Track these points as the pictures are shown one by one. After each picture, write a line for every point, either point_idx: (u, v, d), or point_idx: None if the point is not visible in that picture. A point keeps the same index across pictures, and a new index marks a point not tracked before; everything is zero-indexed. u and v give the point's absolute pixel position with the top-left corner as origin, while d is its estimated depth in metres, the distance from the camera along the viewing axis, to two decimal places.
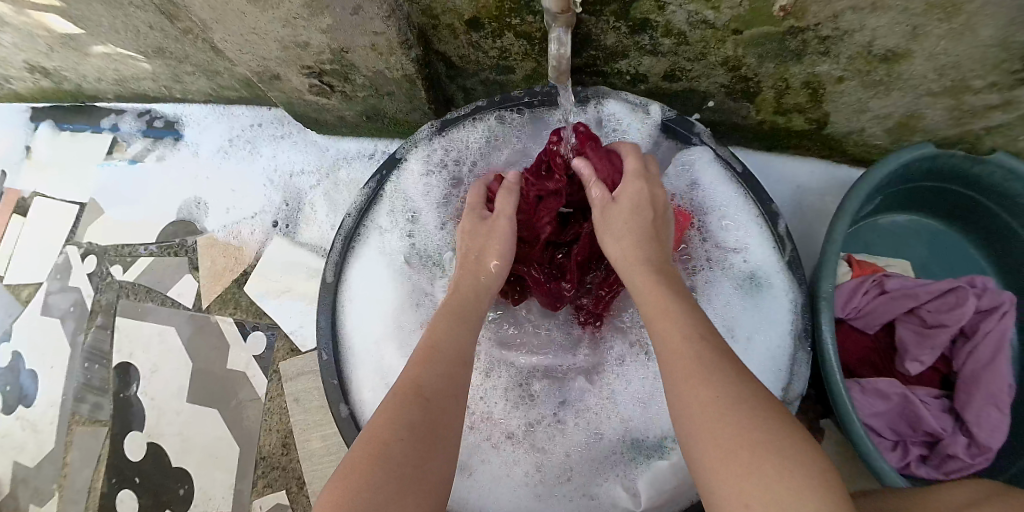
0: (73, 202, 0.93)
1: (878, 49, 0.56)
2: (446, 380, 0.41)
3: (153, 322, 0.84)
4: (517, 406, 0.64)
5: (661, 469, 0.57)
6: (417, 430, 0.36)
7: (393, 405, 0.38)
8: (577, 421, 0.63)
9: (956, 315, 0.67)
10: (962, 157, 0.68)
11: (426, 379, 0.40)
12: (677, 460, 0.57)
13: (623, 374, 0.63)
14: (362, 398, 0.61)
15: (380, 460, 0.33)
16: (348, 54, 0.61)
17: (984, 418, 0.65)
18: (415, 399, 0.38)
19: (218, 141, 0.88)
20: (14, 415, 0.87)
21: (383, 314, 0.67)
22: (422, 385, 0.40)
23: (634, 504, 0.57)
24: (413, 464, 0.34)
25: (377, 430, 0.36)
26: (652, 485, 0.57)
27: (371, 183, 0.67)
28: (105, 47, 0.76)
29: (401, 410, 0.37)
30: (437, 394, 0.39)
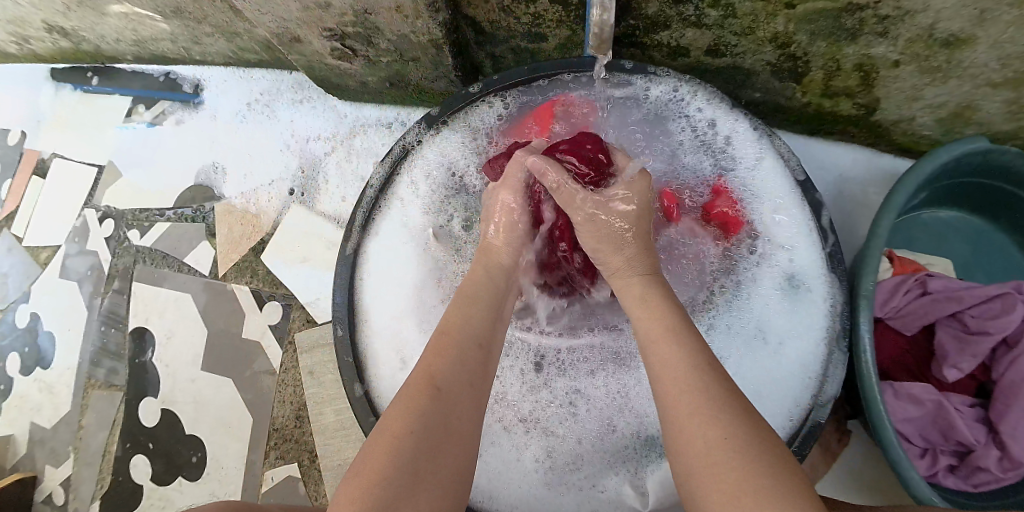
0: (91, 165, 0.92)
1: (940, 33, 0.51)
2: (469, 364, 0.39)
3: (169, 288, 0.83)
4: (527, 375, 0.61)
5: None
6: (434, 423, 0.34)
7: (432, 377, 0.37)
8: (590, 409, 0.59)
9: (1002, 323, 0.63)
10: (1017, 154, 0.64)
11: (445, 366, 0.38)
12: None
13: (637, 369, 0.60)
14: (379, 374, 0.60)
15: (393, 451, 0.32)
16: (372, 17, 0.58)
17: (1022, 431, 0.61)
18: (427, 391, 0.35)
19: (236, 104, 0.86)
20: (32, 376, 0.88)
21: (406, 289, 0.65)
22: (439, 372, 0.37)
23: (641, 504, 0.55)
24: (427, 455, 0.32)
25: (392, 423, 0.34)
26: (663, 483, 0.55)
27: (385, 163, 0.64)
28: (123, 6, 0.74)
29: (417, 402, 0.34)
30: (456, 386, 0.37)
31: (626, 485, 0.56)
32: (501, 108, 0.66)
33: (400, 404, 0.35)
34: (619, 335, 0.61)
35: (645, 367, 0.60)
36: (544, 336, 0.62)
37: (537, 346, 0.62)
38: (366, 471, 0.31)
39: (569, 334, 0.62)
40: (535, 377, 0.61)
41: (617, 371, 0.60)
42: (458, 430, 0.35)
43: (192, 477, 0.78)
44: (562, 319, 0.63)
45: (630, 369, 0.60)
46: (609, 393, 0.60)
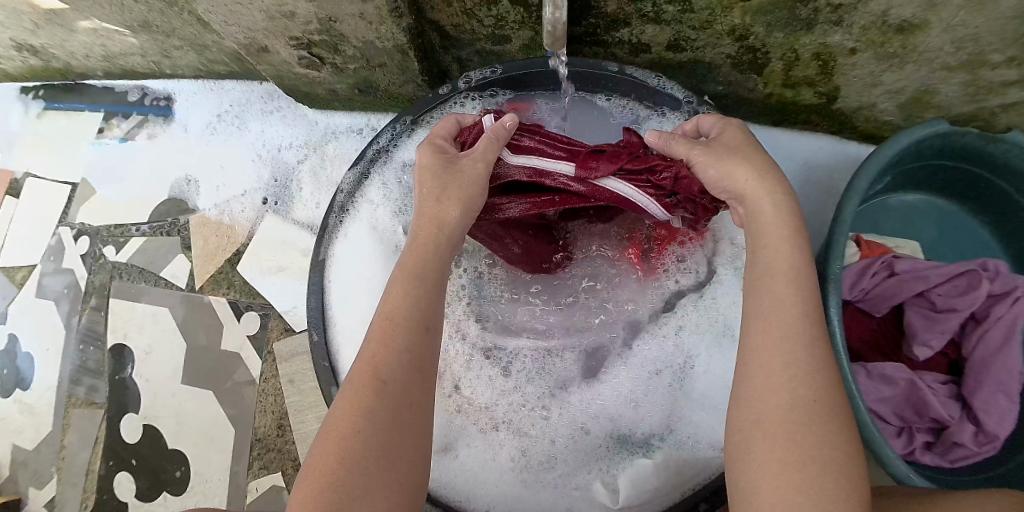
0: (65, 182, 0.92)
1: (893, 19, 0.52)
2: (410, 354, 0.38)
3: (146, 303, 0.83)
4: (496, 380, 0.62)
5: (645, 467, 0.54)
6: (382, 422, 0.35)
7: (373, 369, 0.37)
8: (563, 409, 0.60)
9: (968, 300, 0.64)
10: (977, 134, 0.65)
11: (388, 360, 0.37)
12: (660, 459, 0.55)
13: (605, 371, 0.61)
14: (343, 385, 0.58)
15: (344, 455, 0.33)
16: (337, 24, 0.59)
17: (992, 405, 0.63)
18: (373, 387, 0.36)
19: (208, 117, 0.87)
20: (11, 398, 0.87)
21: (374, 292, 0.65)
22: (382, 367, 0.36)
23: (612, 501, 0.54)
24: (379, 456, 0.33)
25: (339, 420, 0.35)
26: (634, 483, 0.54)
27: (349, 177, 0.65)
28: (91, 22, 0.74)
29: (362, 401, 0.35)
30: (400, 376, 0.36)
31: (597, 483, 0.56)
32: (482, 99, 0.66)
33: (346, 396, 0.36)
34: (590, 332, 0.63)
35: (619, 371, 0.60)
36: (517, 336, 0.63)
37: (512, 346, 0.63)
38: (318, 473, 0.33)
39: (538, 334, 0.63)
40: (505, 381, 0.62)
41: (586, 372, 0.61)
42: (412, 421, 0.36)
43: (176, 492, 0.77)
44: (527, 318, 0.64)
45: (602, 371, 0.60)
46: (583, 397, 0.60)
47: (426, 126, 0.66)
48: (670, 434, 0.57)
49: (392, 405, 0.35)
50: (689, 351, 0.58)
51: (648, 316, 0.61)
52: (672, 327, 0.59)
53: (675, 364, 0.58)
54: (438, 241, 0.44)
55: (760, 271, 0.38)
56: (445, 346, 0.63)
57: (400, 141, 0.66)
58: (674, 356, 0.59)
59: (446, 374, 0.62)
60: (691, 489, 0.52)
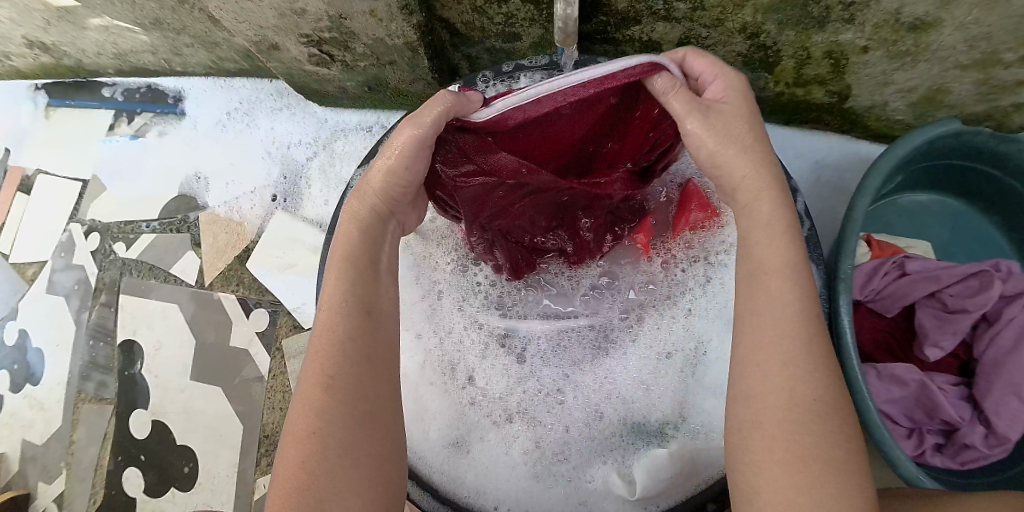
0: (76, 179, 0.92)
1: (906, 17, 0.52)
2: (354, 347, 0.37)
3: (155, 299, 0.83)
4: (511, 368, 0.61)
5: (660, 459, 0.53)
6: (341, 423, 0.34)
7: (321, 373, 0.36)
8: (577, 393, 0.60)
9: (980, 300, 0.63)
10: (990, 134, 0.65)
11: (335, 358, 0.36)
12: (676, 448, 0.54)
13: (619, 354, 0.60)
14: None
15: (305, 463, 0.33)
16: (347, 21, 0.59)
17: (1004, 408, 0.62)
18: (325, 388, 0.35)
19: (217, 114, 0.87)
20: (22, 393, 0.87)
21: None
22: (330, 367, 0.36)
23: (629, 492, 0.53)
24: (342, 458, 0.33)
25: (297, 425, 0.35)
26: (649, 476, 0.53)
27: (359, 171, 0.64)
28: (102, 19, 0.75)
29: (316, 403, 0.34)
30: (349, 373, 0.36)
31: (613, 473, 0.55)
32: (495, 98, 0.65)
33: (300, 402, 0.36)
34: (605, 315, 0.62)
35: (629, 352, 0.60)
36: (528, 320, 0.62)
37: (529, 331, 0.62)
38: (284, 484, 0.33)
39: (546, 316, 0.63)
40: (520, 368, 0.61)
41: (602, 357, 0.61)
42: (374, 414, 0.36)
43: (184, 488, 0.78)
44: (538, 306, 0.63)
45: (621, 354, 0.60)
46: (597, 379, 0.60)
47: None
48: (683, 423, 0.57)
49: (343, 402, 0.35)
50: (701, 335, 0.58)
51: (660, 296, 0.60)
52: (682, 309, 0.59)
53: (687, 350, 0.58)
54: (372, 223, 0.43)
55: (747, 258, 0.37)
56: (462, 335, 0.62)
57: None
58: (686, 340, 0.59)
59: (460, 365, 0.62)
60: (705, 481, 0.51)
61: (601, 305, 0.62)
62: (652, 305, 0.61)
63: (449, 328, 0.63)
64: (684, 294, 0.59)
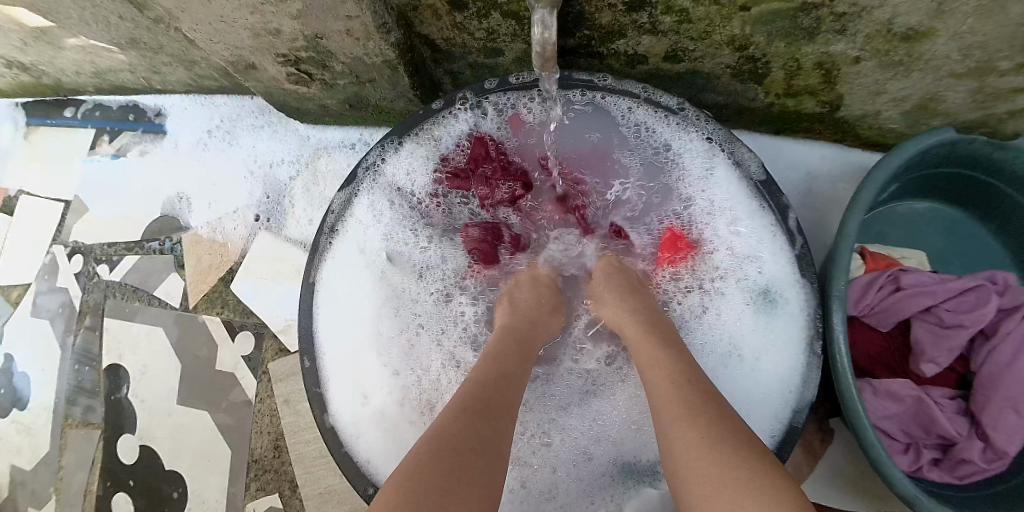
0: (58, 199, 0.91)
1: (899, 28, 0.50)
2: (501, 397, 0.40)
3: (140, 322, 0.82)
4: None
5: (652, 500, 0.54)
6: (485, 432, 0.35)
7: (472, 391, 0.39)
8: (562, 435, 0.58)
9: (976, 316, 0.62)
10: (985, 142, 0.63)
11: (491, 387, 0.40)
12: (667, 491, 0.54)
13: (605, 397, 0.60)
14: (335, 410, 0.58)
15: (456, 446, 0.32)
16: (324, 41, 0.57)
17: (1002, 422, 0.61)
18: (481, 400, 0.38)
19: (198, 132, 0.85)
20: (9, 418, 0.86)
21: (370, 311, 0.63)
22: (489, 390, 0.40)
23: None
24: (483, 459, 0.33)
25: (448, 420, 0.35)
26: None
27: (339, 196, 0.63)
28: (78, 39, 0.73)
29: (473, 407, 0.37)
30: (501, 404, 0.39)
31: None
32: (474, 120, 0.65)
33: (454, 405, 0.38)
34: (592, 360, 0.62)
35: (618, 392, 0.60)
36: None
37: None
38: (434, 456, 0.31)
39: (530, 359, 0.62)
40: None
41: (585, 399, 0.60)
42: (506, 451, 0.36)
43: None
44: None
45: (607, 397, 0.60)
46: (583, 422, 0.59)
47: (413, 140, 0.64)
48: None
49: (486, 429, 0.35)
50: None
51: None
52: None
53: None
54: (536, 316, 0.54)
55: None
56: (440, 374, 0.62)
57: (388, 155, 0.64)
58: None
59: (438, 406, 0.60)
60: None
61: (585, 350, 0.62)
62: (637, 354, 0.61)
63: (427, 367, 0.62)
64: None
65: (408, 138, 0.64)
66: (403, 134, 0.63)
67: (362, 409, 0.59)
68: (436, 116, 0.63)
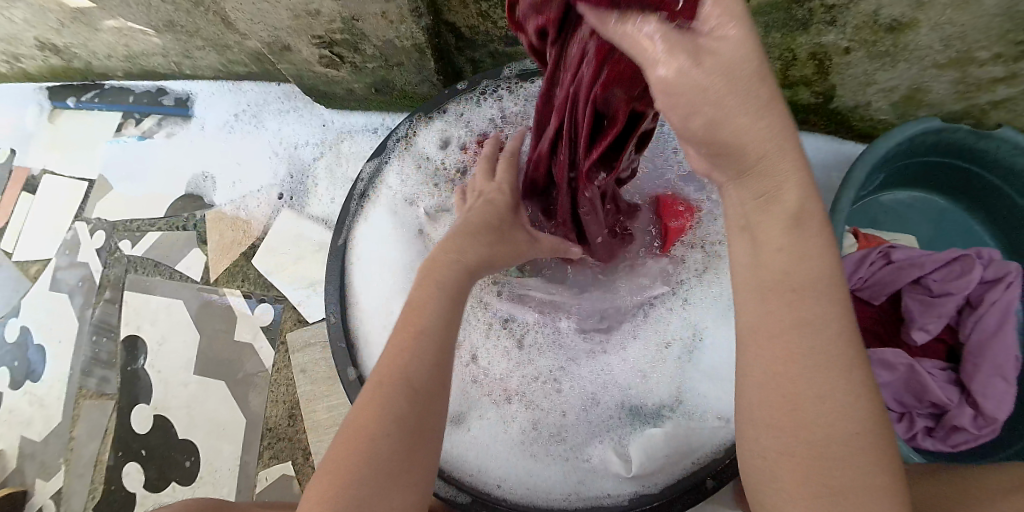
0: (82, 179, 0.94)
1: (884, 18, 0.56)
2: (420, 359, 0.37)
3: (159, 295, 0.85)
4: (511, 351, 0.63)
5: (655, 437, 0.55)
6: (402, 419, 0.35)
7: (388, 369, 0.37)
8: (574, 375, 0.62)
9: (963, 283, 0.65)
10: (968, 131, 0.68)
11: (414, 355, 0.37)
12: (670, 428, 0.56)
13: (618, 346, 0.62)
14: (371, 351, 0.61)
15: (363, 452, 0.33)
16: (359, 22, 0.62)
17: (991, 389, 0.64)
18: (395, 381, 0.36)
19: (224, 116, 0.89)
20: (21, 389, 0.87)
21: (396, 266, 0.66)
22: (405, 363, 0.37)
23: (625, 469, 0.54)
24: (399, 453, 0.34)
25: (359, 415, 0.35)
26: (646, 453, 0.54)
27: (368, 166, 0.66)
28: (117, 21, 0.77)
29: (384, 394, 0.35)
30: (421, 371, 0.37)
31: (610, 452, 0.56)
32: (497, 102, 0.67)
33: (365, 391, 0.37)
34: (612, 305, 0.63)
35: (630, 343, 0.62)
36: (533, 307, 0.64)
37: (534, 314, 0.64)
38: (336, 474, 0.33)
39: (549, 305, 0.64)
40: (518, 353, 0.63)
41: (597, 350, 0.62)
42: (428, 418, 0.36)
43: (184, 482, 0.78)
44: (546, 293, 0.64)
45: (619, 346, 0.62)
46: (593, 372, 0.62)
47: (439, 117, 0.68)
48: (679, 405, 0.58)
49: (406, 409, 0.35)
50: (697, 324, 0.61)
51: (660, 294, 0.62)
52: (681, 297, 0.62)
53: (684, 338, 0.61)
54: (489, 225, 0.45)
55: None
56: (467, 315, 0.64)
57: (417, 130, 0.68)
58: (683, 329, 0.61)
59: (464, 344, 0.63)
60: (705, 458, 0.53)
61: (606, 306, 0.63)
62: (653, 302, 0.63)
63: None
64: (683, 283, 0.62)
65: (435, 115, 0.67)
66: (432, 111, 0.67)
67: None
68: (460, 96, 0.67)
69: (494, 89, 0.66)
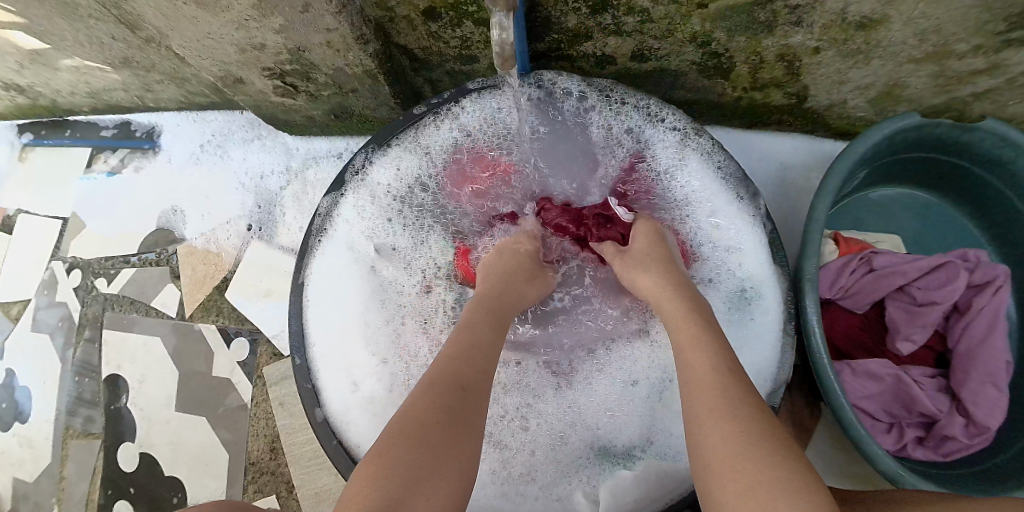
0: (56, 217, 0.93)
1: (852, 16, 0.53)
2: (470, 369, 0.41)
3: (137, 332, 0.84)
4: None
5: (625, 481, 0.55)
6: (453, 417, 0.36)
7: (436, 378, 0.40)
8: (540, 419, 0.61)
9: (946, 292, 0.64)
10: (950, 125, 0.65)
11: (465, 370, 0.41)
12: (640, 472, 0.55)
13: (587, 385, 0.62)
14: (329, 397, 0.60)
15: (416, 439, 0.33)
16: (306, 53, 0.60)
17: (981, 396, 0.63)
18: (448, 387, 0.39)
19: (190, 147, 0.88)
20: (11, 431, 0.88)
21: (358, 305, 0.66)
22: (462, 374, 0.40)
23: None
24: (446, 445, 0.34)
25: (415, 409, 0.36)
26: (615, 499, 0.54)
27: (323, 201, 0.65)
28: (73, 60, 0.76)
29: (444, 394, 0.38)
30: (474, 384, 0.40)
31: (579, 494, 0.56)
32: (454, 129, 0.67)
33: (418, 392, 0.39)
34: (572, 348, 0.64)
35: (595, 382, 0.62)
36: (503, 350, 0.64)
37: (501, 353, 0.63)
38: (384, 458, 0.32)
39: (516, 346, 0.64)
40: None
41: (564, 385, 0.62)
42: (470, 426, 0.37)
43: None
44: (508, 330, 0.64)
45: (585, 384, 0.62)
46: (560, 409, 0.61)
47: (395, 146, 0.66)
48: (649, 446, 0.57)
49: (460, 409, 0.37)
50: (666, 367, 0.60)
51: (622, 333, 0.63)
52: (650, 339, 0.62)
53: (653, 379, 0.60)
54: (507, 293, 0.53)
55: None
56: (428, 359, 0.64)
57: (373, 161, 0.66)
58: (654, 369, 0.60)
59: None
60: (682, 495, 0.51)
61: (571, 351, 0.64)
62: (621, 341, 0.63)
63: (414, 352, 0.65)
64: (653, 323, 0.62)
65: (392, 148, 0.66)
66: (386, 140, 0.65)
67: (352, 397, 0.61)
68: (416, 125, 0.66)
69: (447, 116, 0.66)
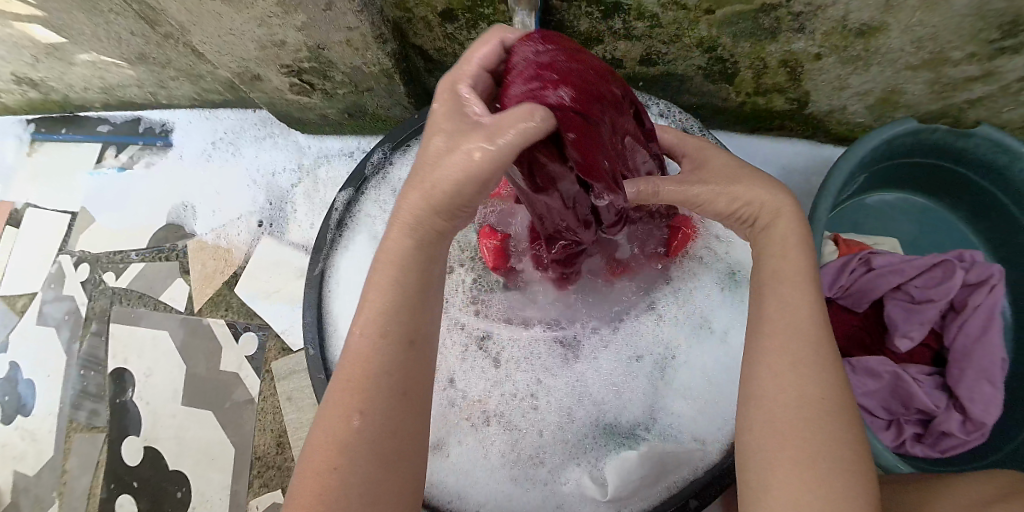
0: (65, 211, 0.94)
1: (853, 24, 0.55)
2: (380, 376, 0.33)
3: (145, 326, 0.85)
4: (488, 370, 0.63)
5: (631, 460, 0.55)
6: (373, 440, 0.32)
7: (342, 390, 0.33)
8: (545, 399, 0.61)
9: (943, 290, 0.66)
10: (947, 131, 0.67)
11: (372, 376, 0.32)
12: (647, 450, 0.56)
13: (592, 359, 0.62)
14: None
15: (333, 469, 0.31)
16: (324, 51, 0.61)
17: (977, 393, 0.64)
18: (354, 405, 0.32)
19: (202, 144, 0.89)
20: (13, 424, 0.88)
21: None
22: (366, 386, 0.32)
23: (601, 493, 0.55)
24: (370, 476, 0.31)
25: (324, 436, 0.32)
26: (622, 477, 0.54)
27: (341, 197, 0.66)
28: (90, 55, 0.77)
29: (347, 418, 0.32)
30: (387, 391, 0.33)
31: (585, 475, 0.57)
32: None
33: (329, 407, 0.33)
34: (575, 322, 0.63)
35: (599, 356, 0.62)
36: (511, 327, 0.63)
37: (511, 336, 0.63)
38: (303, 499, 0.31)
39: (522, 324, 0.64)
40: (496, 371, 0.63)
41: (569, 361, 0.62)
42: (402, 434, 0.33)
43: None
44: (519, 306, 0.64)
45: (591, 357, 0.62)
46: (568, 383, 0.62)
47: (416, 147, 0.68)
48: (655, 424, 0.58)
49: (376, 429, 0.32)
50: (669, 340, 0.61)
51: (626, 307, 0.63)
52: (652, 312, 0.62)
53: (656, 355, 0.61)
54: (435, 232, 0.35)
55: None
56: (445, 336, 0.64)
57: (394, 160, 0.68)
58: (655, 345, 0.61)
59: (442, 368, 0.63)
60: (684, 479, 0.54)
61: (576, 332, 0.63)
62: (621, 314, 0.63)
63: None
64: (656, 298, 0.63)
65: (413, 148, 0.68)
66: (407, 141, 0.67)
67: None
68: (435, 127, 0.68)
69: None
